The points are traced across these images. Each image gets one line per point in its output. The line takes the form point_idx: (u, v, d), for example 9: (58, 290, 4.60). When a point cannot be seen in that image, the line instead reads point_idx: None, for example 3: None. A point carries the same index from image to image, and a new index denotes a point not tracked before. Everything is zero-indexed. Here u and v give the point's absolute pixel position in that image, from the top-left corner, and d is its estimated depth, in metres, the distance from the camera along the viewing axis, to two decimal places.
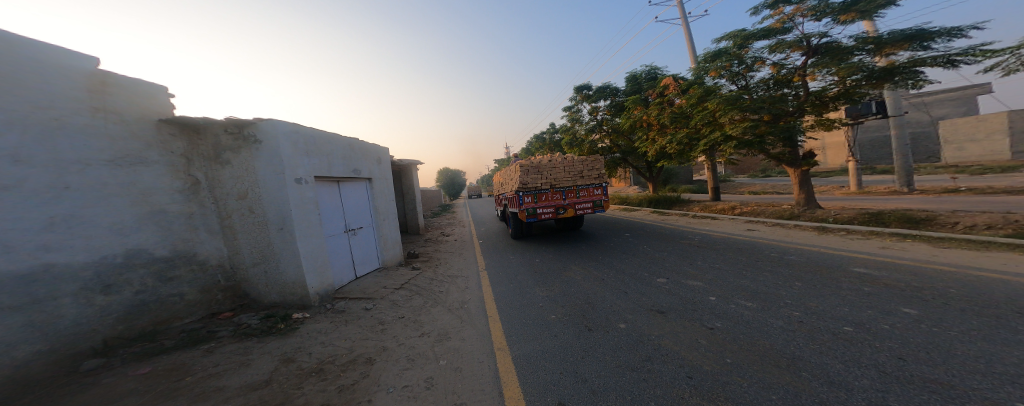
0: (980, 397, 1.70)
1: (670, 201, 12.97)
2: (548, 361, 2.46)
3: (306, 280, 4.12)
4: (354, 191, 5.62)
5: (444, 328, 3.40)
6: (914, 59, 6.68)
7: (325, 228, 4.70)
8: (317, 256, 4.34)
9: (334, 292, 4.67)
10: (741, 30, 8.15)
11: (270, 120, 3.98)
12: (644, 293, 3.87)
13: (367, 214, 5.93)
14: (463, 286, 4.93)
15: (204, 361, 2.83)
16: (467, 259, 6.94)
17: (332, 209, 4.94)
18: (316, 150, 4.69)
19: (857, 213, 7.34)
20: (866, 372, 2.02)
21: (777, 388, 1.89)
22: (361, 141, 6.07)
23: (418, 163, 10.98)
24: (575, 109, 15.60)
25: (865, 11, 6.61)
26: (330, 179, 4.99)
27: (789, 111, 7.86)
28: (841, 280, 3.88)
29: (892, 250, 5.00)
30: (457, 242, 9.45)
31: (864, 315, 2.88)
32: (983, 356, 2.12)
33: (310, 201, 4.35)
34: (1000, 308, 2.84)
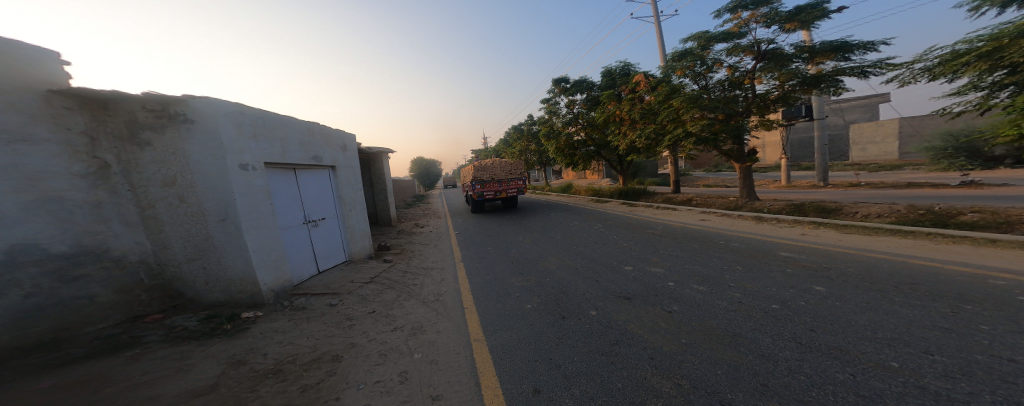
0: (867, 360, 2.07)
1: (639, 193, 13.65)
2: (523, 349, 2.53)
3: (259, 277, 3.80)
4: (314, 180, 5.21)
5: (417, 322, 3.33)
6: (837, 68, 7.64)
7: (279, 220, 4.33)
8: (271, 250, 4.00)
9: (292, 288, 4.35)
10: (704, 32, 8.72)
11: (208, 98, 3.54)
12: (612, 280, 4.10)
13: (331, 205, 5.56)
14: (438, 279, 4.82)
15: (128, 370, 2.51)
16: (442, 251, 6.75)
17: (289, 199, 4.57)
18: (268, 134, 4.27)
19: (786, 204, 8.33)
20: (788, 343, 2.34)
21: (721, 363, 2.13)
22: (324, 126, 5.64)
23: (390, 152, 10.40)
24: (553, 101, 15.84)
25: (805, 21, 7.38)
26: (283, 166, 4.57)
27: (739, 111, 8.60)
28: (773, 263, 4.42)
29: (810, 236, 5.79)
30: (431, 233, 9.20)
31: (787, 293, 3.33)
32: (871, 323, 2.58)
33: (261, 190, 3.98)
34: (885, 284, 3.45)
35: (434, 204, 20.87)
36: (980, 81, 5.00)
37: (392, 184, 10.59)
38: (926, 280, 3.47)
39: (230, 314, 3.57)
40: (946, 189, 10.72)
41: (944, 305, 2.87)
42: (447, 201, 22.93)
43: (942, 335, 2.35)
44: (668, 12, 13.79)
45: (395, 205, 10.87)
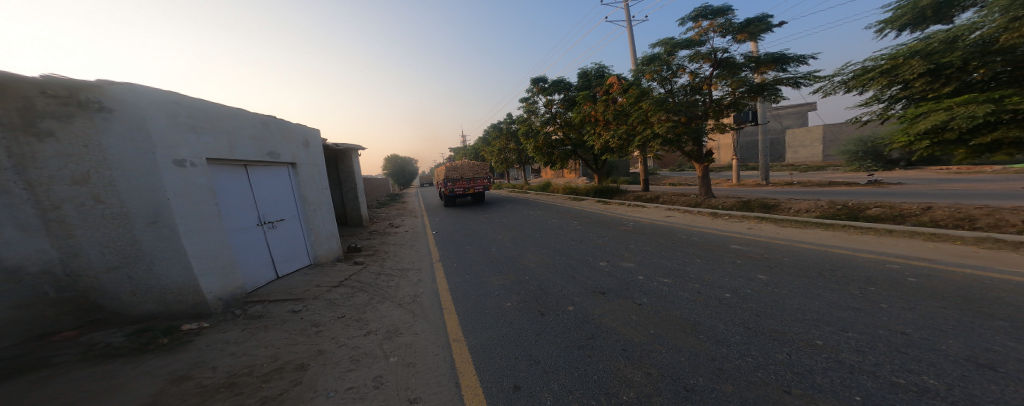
0: (800, 340, 2.34)
1: (613, 191, 14.14)
2: (502, 347, 2.53)
3: (202, 284, 3.43)
4: (270, 178, 4.77)
5: (392, 325, 3.18)
6: (778, 78, 8.46)
7: (227, 222, 3.92)
8: (217, 256, 3.62)
9: (245, 295, 3.98)
10: (670, 38, 9.21)
11: (132, 84, 3.13)
12: (587, 276, 4.22)
13: (291, 204, 5.13)
14: (414, 280, 4.64)
15: (35, 396, 2.15)
16: (420, 251, 6.49)
17: (238, 199, 4.16)
18: (210, 127, 3.85)
19: (736, 201, 9.11)
20: (739, 329, 2.58)
21: (684, 350, 2.29)
22: (282, 119, 5.18)
23: (360, 149, 9.76)
24: (531, 100, 16.08)
25: (752, 33, 8.11)
26: (230, 162, 4.14)
27: (698, 115, 9.25)
28: (726, 255, 4.83)
29: (756, 230, 6.41)
30: (407, 233, 8.83)
31: (737, 282, 3.66)
32: (803, 306, 2.93)
33: (203, 189, 3.59)
34: (817, 271, 3.91)
35: (408, 203, 20.26)
36: (881, 94, 5.89)
37: (362, 183, 9.99)
38: (844, 267, 3.99)
39: (167, 327, 3.17)
40: (859, 187, 12.32)
41: (859, 288, 3.32)
42: (421, 200, 22.37)
43: (854, 314, 2.74)
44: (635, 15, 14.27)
45: (367, 205, 10.27)
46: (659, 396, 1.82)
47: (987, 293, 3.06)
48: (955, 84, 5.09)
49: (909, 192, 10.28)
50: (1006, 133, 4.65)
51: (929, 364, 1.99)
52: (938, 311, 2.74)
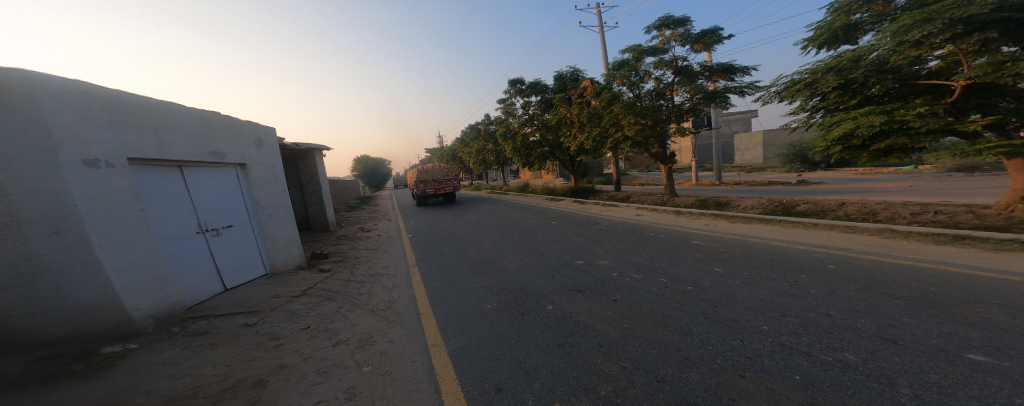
0: (751, 327, 2.57)
1: (589, 191, 14.53)
2: (483, 350, 2.48)
3: (127, 300, 2.99)
4: (211, 180, 4.29)
5: (363, 333, 2.97)
6: (727, 87, 9.23)
7: (157, 231, 3.44)
8: (145, 268, 3.17)
9: (183, 311, 3.53)
10: (637, 45, 9.69)
11: (25, 70, 2.65)
12: (565, 275, 4.29)
13: (240, 209, 4.65)
14: (387, 285, 4.39)
15: None
16: (393, 256, 6.14)
17: (171, 203, 3.69)
18: (132, 121, 3.37)
19: (694, 200, 9.79)
20: (701, 319, 2.77)
21: (655, 342, 2.41)
22: (227, 115, 4.68)
23: (325, 149, 9.04)
24: (509, 102, 16.18)
25: (707, 44, 8.80)
26: (160, 162, 3.66)
27: (662, 119, 9.83)
28: (689, 250, 5.16)
29: (711, 225, 6.98)
30: (380, 237, 8.37)
31: (700, 275, 3.93)
32: (753, 296, 3.22)
33: (124, 193, 3.12)
34: (768, 262, 4.31)
35: (376, 206, 19.42)
36: (806, 104, 6.70)
37: (328, 185, 9.29)
38: (782, 257, 4.47)
39: (82, 352, 2.72)
40: (790, 186, 13.79)
41: (802, 276, 3.70)
42: (391, 203, 21.49)
43: (791, 299, 3.07)
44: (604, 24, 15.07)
45: (334, 210, 9.56)
46: (635, 389, 1.89)
47: (897, 277, 3.55)
48: (858, 97, 5.99)
49: (829, 190, 11.71)
50: (897, 140, 5.48)
51: (848, 342, 2.30)
52: (851, 293, 3.18)
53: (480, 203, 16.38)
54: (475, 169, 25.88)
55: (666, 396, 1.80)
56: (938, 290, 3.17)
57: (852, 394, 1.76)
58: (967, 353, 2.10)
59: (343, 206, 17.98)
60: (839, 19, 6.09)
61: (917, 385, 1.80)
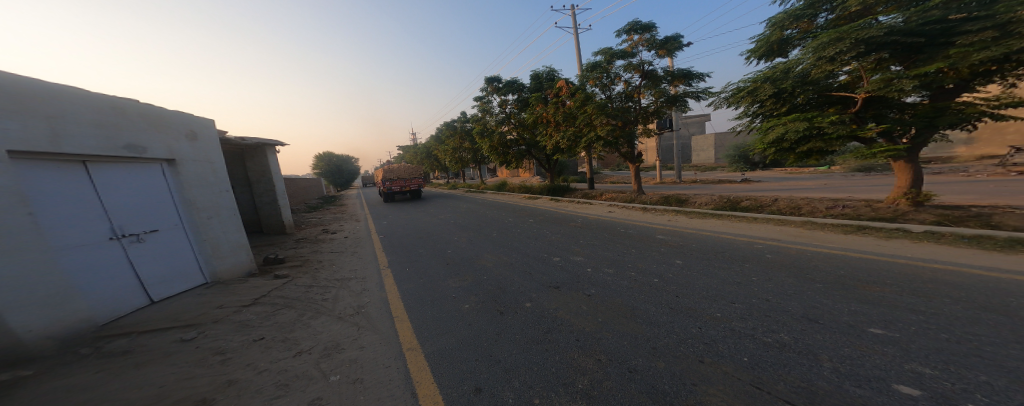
0: (708, 315, 2.77)
1: (564, 189, 14.85)
2: (461, 350, 2.43)
3: (12, 320, 2.53)
4: (126, 178, 3.75)
5: (329, 340, 2.78)
6: (686, 92, 9.85)
7: (52, 238, 2.94)
8: (33, 282, 2.69)
9: (95, 329, 3.08)
10: (609, 48, 10.05)
11: None
12: (542, 272, 4.33)
13: (168, 211, 4.13)
14: (355, 289, 4.15)
15: None
16: (360, 258, 5.81)
17: (68, 206, 3.17)
18: (16, 109, 2.84)
19: (658, 197, 10.37)
20: (667, 309, 2.94)
21: (627, 334, 2.51)
22: (150, 104, 4.14)
23: (277, 144, 8.30)
24: (486, 99, 16.05)
25: (670, 50, 9.34)
26: (53, 158, 3.12)
27: (631, 120, 10.28)
28: (657, 244, 5.43)
29: (672, 220, 7.47)
30: (348, 239, 7.88)
31: (667, 268, 4.17)
32: (711, 286, 3.47)
33: (4, 193, 2.64)
34: (727, 253, 4.66)
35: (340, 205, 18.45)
36: (748, 110, 7.37)
37: (283, 183, 8.59)
38: (729, 249, 4.90)
39: None
40: (733, 185, 15.12)
41: (757, 266, 4.04)
42: (357, 202, 20.51)
43: (736, 287, 3.38)
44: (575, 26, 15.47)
45: (289, 209, 8.87)
46: (609, 381, 1.96)
47: (821, 263, 4.04)
48: (788, 106, 6.72)
49: (764, 188, 13.01)
50: (818, 144, 6.21)
51: (783, 324, 2.57)
52: (782, 279, 3.58)
53: (453, 202, 16.08)
54: (451, 167, 25.23)
55: (638, 386, 1.89)
56: (848, 273, 3.67)
57: (789, 371, 1.97)
58: (869, 327, 2.46)
59: (302, 206, 16.78)
60: (775, 33, 6.76)
61: (835, 358, 2.07)
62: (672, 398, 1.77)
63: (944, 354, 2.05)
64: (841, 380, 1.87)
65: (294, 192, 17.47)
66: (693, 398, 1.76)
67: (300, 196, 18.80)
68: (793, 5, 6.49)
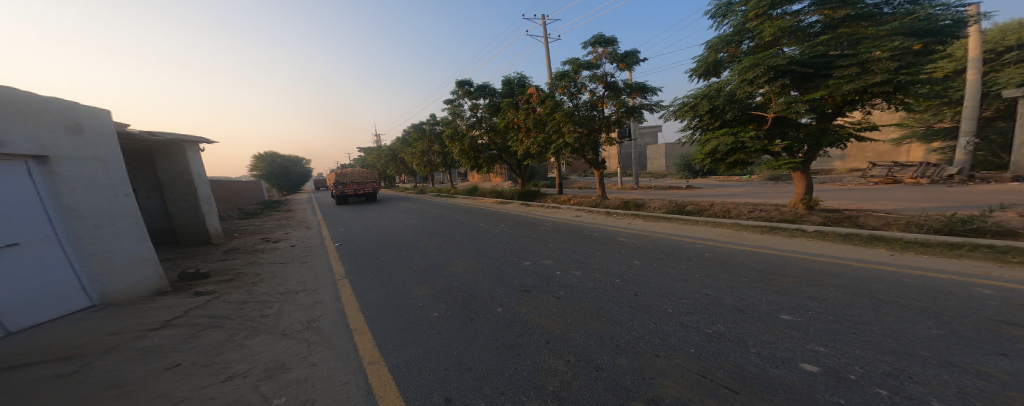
0: (664, 311, 2.96)
1: (535, 194, 14.86)
2: (429, 360, 2.34)
3: None
4: None
5: (274, 360, 2.51)
6: (642, 104, 10.52)
7: None
8: None
9: None
10: (577, 59, 10.42)
11: None
12: (514, 276, 4.32)
13: (33, 220, 3.34)
14: (305, 303, 3.80)
15: None
16: (310, 269, 5.34)
17: None
18: None
19: (618, 201, 10.92)
20: (629, 308, 3.09)
21: (593, 334, 2.59)
22: (9, 88, 3.30)
23: (199, 142, 7.35)
24: (456, 102, 15.82)
25: (629, 64, 9.94)
26: None
27: (595, 129, 10.73)
28: (621, 246, 5.69)
29: (632, 224, 7.92)
30: (296, 247, 7.24)
31: (631, 268, 4.38)
32: (668, 283, 3.71)
33: None
34: (683, 253, 5.03)
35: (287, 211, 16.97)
36: (689, 124, 8.06)
37: (210, 185, 7.56)
38: (684, 249, 5.30)
39: None
40: (674, 190, 16.59)
41: (708, 264, 4.41)
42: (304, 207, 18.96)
43: (687, 284, 3.65)
44: (545, 37, 15.96)
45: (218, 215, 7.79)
46: (578, 380, 2.00)
47: (747, 259, 4.58)
48: (718, 122, 7.48)
49: (706, 193, 14.30)
50: (743, 156, 7.05)
51: (723, 316, 2.83)
52: (728, 275, 3.94)
53: (415, 206, 15.52)
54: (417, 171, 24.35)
55: (604, 384, 1.96)
56: (772, 268, 4.16)
57: (727, 359, 2.17)
58: (781, 314, 2.83)
59: (235, 212, 14.99)
60: (710, 55, 7.51)
61: (760, 344, 2.34)
62: (635, 393, 1.85)
63: (838, 336, 2.43)
64: (765, 363, 2.10)
65: (224, 197, 15.52)
66: (652, 392, 1.86)
67: (233, 201, 16.79)
68: (724, 31, 7.29)
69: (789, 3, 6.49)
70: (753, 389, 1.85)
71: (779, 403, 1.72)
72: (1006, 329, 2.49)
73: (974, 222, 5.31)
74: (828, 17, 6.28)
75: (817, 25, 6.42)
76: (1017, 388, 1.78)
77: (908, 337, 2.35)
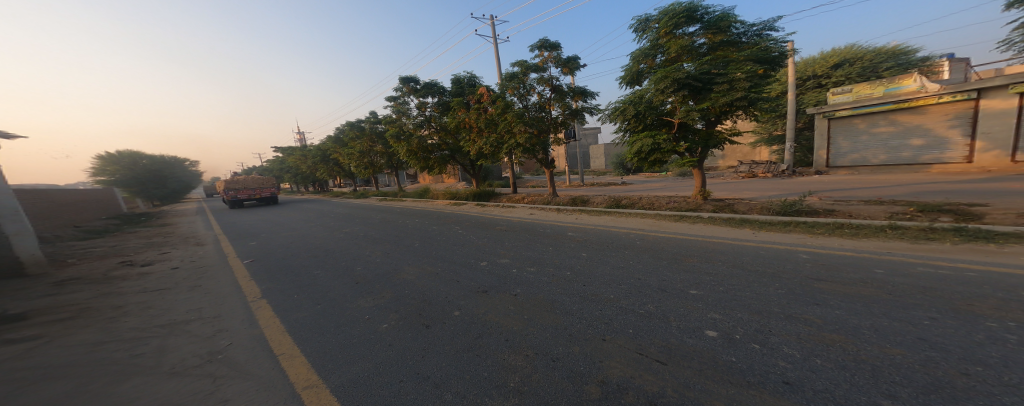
0: (608, 299, 3.16)
1: (490, 194, 14.77)
2: (380, 374, 2.20)
3: None
4: None
5: (170, 402, 2.11)
6: (584, 107, 11.13)
7: None
8: None
9: None
10: (525, 61, 10.63)
11: None
12: (470, 277, 4.27)
13: None
14: (208, 331, 3.25)
15: None
16: (213, 293, 4.56)
17: None
18: None
19: (567, 198, 11.44)
20: (578, 298, 3.24)
21: (550, 327, 2.68)
22: None
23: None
24: (400, 100, 15.05)
25: (573, 69, 10.42)
26: None
27: (546, 130, 11.05)
28: (571, 240, 5.98)
29: (582, 218, 8.39)
30: (181, 270, 6.07)
31: (580, 260, 4.62)
32: (610, 272, 3.97)
33: None
34: (627, 242, 5.45)
35: (182, 224, 14.29)
36: (619, 128, 8.72)
37: (13, 197, 5.94)
38: (627, 239, 5.78)
39: None
40: (602, 187, 17.90)
41: (646, 251, 4.82)
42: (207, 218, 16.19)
43: (625, 271, 3.98)
44: (493, 38, 16.26)
45: (32, 237, 6.21)
46: (537, 373, 2.06)
47: (666, 245, 5.13)
48: (642, 125, 8.18)
49: (639, 188, 15.75)
50: (661, 156, 7.86)
51: (657, 297, 3.12)
52: (661, 259, 4.37)
53: (360, 211, 14.33)
54: (357, 173, 22.46)
55: (561, 373, 2.03)
56: (698, 250, 4.73)
57: (656, 334, 2.42)
58: (690, 290, 3.24)
59: (75, 232, 11.68)
60: (633, 65, 8.20)
61: (678, 318, 2.65)
62: (587, 378, 1.96)
63: (727, 303, 2.88)
64: (684, 335, 2.38)
65: (39, 214, 11.83)
66: (601, 374, 1.99)
67: (57, 217, 12.94)
68: (643, 45, 8.05)
69: (687, 25, 7.44)
70: (676, 359, 2.09)
71: (699, 368, 1.96)
72: (816, 283, 3.24)
73: (796, 204, 6.76)
74: (710, 41, 7.45)
75: (703, 46, 7.53)
76: (826, 328, 2.33)
77: (791, 300, 2.86)
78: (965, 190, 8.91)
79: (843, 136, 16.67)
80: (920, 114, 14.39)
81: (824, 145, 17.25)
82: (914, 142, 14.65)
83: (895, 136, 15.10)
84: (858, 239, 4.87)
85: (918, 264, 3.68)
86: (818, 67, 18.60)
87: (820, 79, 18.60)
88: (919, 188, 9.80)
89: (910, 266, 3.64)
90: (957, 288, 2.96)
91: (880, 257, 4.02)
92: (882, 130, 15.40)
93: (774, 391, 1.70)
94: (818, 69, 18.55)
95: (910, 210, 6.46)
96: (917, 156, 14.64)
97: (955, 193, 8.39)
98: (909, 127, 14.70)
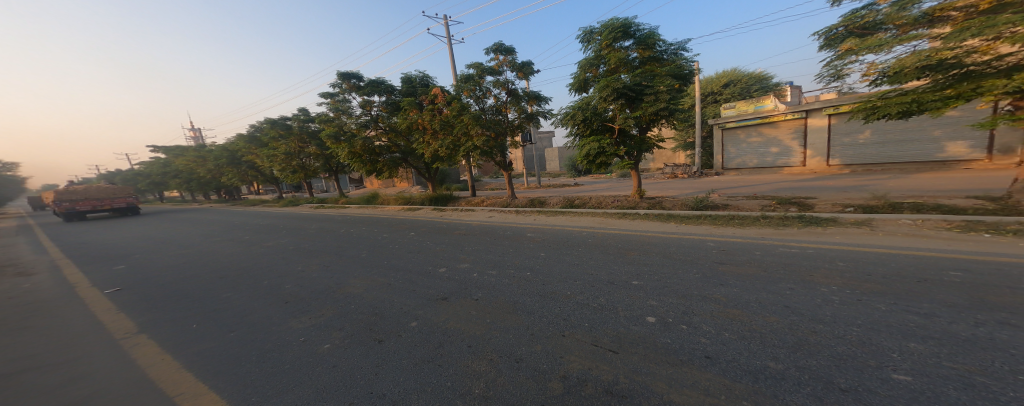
0: (564, 296, 3.27)
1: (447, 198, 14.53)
2: (329, 398, 2.04)
3: None
4: None
5: None
6: (538, 111, 11.38)
7: None
8: None
9: None
10: (480, 63, 10.60)
11: None
12: (427, 285, 4.13)
13: None
14: (87, 374, 2.69)
15: None
16: (95, 328, 3.78)
17: None
18: None
19: (525, 200, 11.62)
20: (536, 297, 3.31)
21: (512, 328, 2.69)
22: None
23: None
24: (341, 98, 14.06)
25: (527, 74, 10.64)
26: None
27: (502, 132, 11.15)
28: (526, 242, 6.08)
29: (543, 218, 8.63)
30: (25, 304, 4.86)
31: (540, 260, 4.73)
32: (569, 270, 4.09)
33: None
34: (575, 242, 5.67)
35: (31, 244, 11.50)
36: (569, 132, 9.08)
37: None
38: (576, 238, 6.02)
39: None
40: (562, 188, 18.79)
41: (595, 248, 5.07)
42: (71, 234, 13.30)
43: (579, 267, 4.15)
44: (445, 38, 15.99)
45: None
46: (502, 376, 2.05)
47: (613, 240, 5.45)
48: (588, 130, 8.63)
49: (598, 187, 16.67)
50: (606, 159, 8.31)
51: (607, 290, 3.30)
52: (607, 255, 4.60)
53: (302, 221, 12.88)
54: (284, 178, 20.35)
55: (525, 373, 2.05)
56: (636, 244, 5.08)
57: (607, 325, 2.55)
58: (632, 281, 3.47)
59: None
60: (580, 74, 8.62)
61: (624, 307, 2.83)
62: (550, 375, 2.00)
63: (664, 290, 3.13)
64: (629, 323, 2.54)
65: None
66: (562, 369, 2.04)
67: None
68: (587, 55, 8.47)
69: (623, 40, 8.01)
70: (626, 346, 2.22)
71: (644, 353, 2.10)
72: (721, 266, 3.67)
73: (704, 200, 7.59)
74: (643, 56, 8.10)
75: (636, 60, 8.16)
76: (733, 304, 2.65)
77: (716, 282, 3.19)
78: (811, 185, 11.08)
79: (730, 144, 18.92)
80: (775, 127, 17.18)
81: (718, 150, 19.33)
82: (773, 149, 17.39)
83: (762, 144, 17.75)
84: (744, 228, 5.59)
85: (780, 246, 4.36)
86: (712, 85, 21.68)
87: (716, 95, 21.65)
88: (788, 185, 11.78)
89: (775, 247, 4.29)
90: (813, 263, 3.57)
91: (758, 241, 4.69)
92: (755, 141, 17.97)
93: (700, 367, 1.87)
94: (713, 87, 21.61)
95: (772, 203, 7.69)
96: (776, 160, 17.39)
97: (801, 188, 10.47)
98: (771, 138, 17.41)
